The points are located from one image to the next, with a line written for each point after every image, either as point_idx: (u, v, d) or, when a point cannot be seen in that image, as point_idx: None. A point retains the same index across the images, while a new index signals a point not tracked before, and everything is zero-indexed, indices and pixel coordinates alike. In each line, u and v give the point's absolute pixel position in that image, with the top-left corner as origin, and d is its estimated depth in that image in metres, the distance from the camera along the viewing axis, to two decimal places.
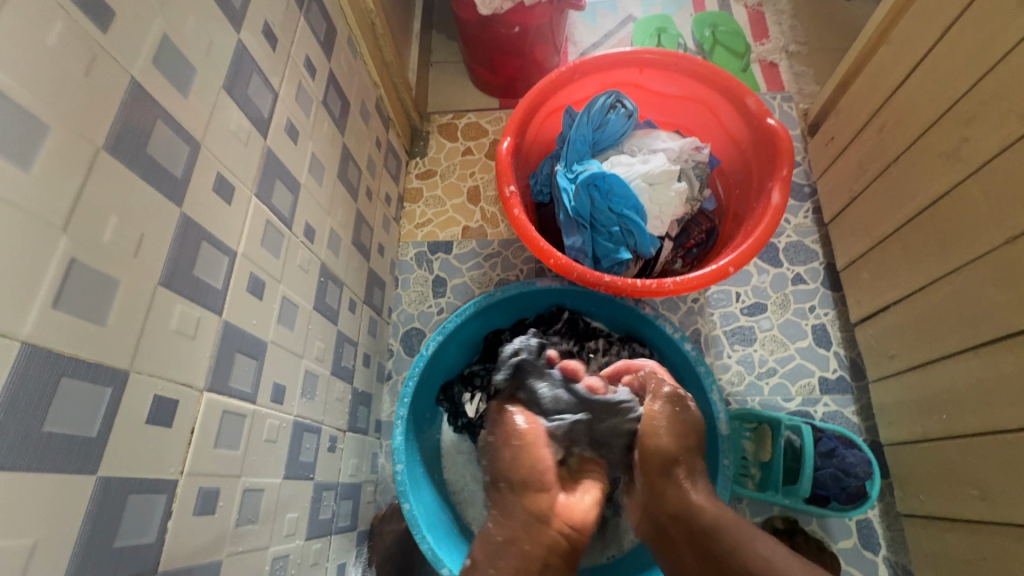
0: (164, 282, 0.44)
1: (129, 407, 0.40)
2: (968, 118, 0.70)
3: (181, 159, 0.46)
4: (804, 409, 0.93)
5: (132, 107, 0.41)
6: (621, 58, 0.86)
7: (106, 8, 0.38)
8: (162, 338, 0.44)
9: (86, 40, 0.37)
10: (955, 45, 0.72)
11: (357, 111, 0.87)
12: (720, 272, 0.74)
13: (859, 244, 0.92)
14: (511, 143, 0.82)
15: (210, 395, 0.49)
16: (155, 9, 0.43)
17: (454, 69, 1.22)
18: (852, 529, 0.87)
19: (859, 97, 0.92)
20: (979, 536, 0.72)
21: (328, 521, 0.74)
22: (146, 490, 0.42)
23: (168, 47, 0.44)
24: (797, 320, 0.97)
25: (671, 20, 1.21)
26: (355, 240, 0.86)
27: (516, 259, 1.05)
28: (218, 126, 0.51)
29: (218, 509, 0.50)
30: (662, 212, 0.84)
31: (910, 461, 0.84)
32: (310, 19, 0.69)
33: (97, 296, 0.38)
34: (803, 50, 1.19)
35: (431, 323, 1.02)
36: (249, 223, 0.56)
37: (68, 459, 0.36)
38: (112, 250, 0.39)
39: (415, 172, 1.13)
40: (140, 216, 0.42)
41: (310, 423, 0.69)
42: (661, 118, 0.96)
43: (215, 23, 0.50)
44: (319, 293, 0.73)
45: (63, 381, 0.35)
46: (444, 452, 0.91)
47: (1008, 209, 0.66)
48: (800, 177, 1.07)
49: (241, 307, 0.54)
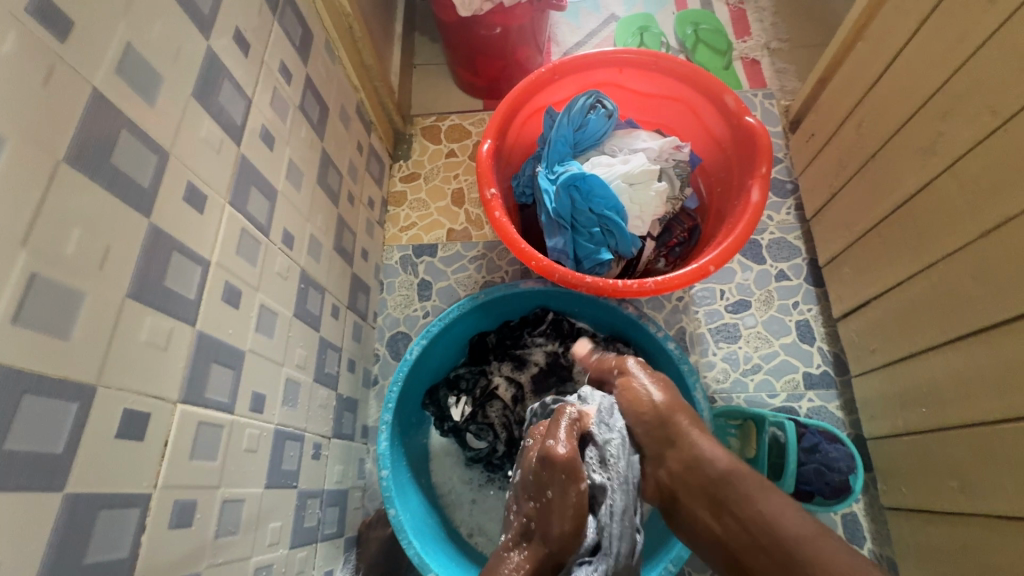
0: (133, 295, 0.44)
1: (98, 422, 0.40)
2: (943, 113, 0.71)
3: (149, 169, 0.45)
4: (789, 404, 0.93)
5: (94, 117, 0.40)
6: (600, 59, 0.86)
7: (64, 17, 0.38)
8: (132, 350, 0.43)
9: (43, 51, 0.36)
10: (929, 41, 0.72)
11: (337, 115, 0.86)
12: (702, 271, 0.74)
13: (840, 239, 0.93)
14: (491, 145, 0.81)
15: (184, 406, 0.49)
16: (117, 18, 0.42)
17: (437, 72, 1.22)
18: (838, 523, 0.88)
19: (838, 94, 0.93)
20: (959, 528, 0.73)
21: (314, 529, 0.73)
22: (117, 505, 0.42)
23: (133, 55, 0.44)
24: (781, 316, 0.98)
25: (652, 19, 1.22)
26: (337, 245, 0.85)
27: (501, 260, 1.05)
28: (188, 134, 0.50)
29: (196, 521, 0.50)
30: (643, 212, 0.84)
31: (893, 455, 0.84)
32: (285, 23, 0.69)
33: (60, 310, 0.37)
34: (784, 46, 1.20)
35: (416, 327, 1.02)
36: (222, 232, 0.55)
37: (33, 477, 0.35)
38: (76, 264, 0.39)
39: (399, 175, 1.13)
40: (105, 228, 0.41)
41: (293, 431, 0.68)
42: (642, 118, 0.96)
43: (183, 30, 0.50)
44: (300, 300, 0.72)
45: (26, 398, 0.35)
46: (432, 455, 0.92)
47: (983, 204, 0.66)
48: (782, 173, 1.08)
49: (216, 316, 0.54)
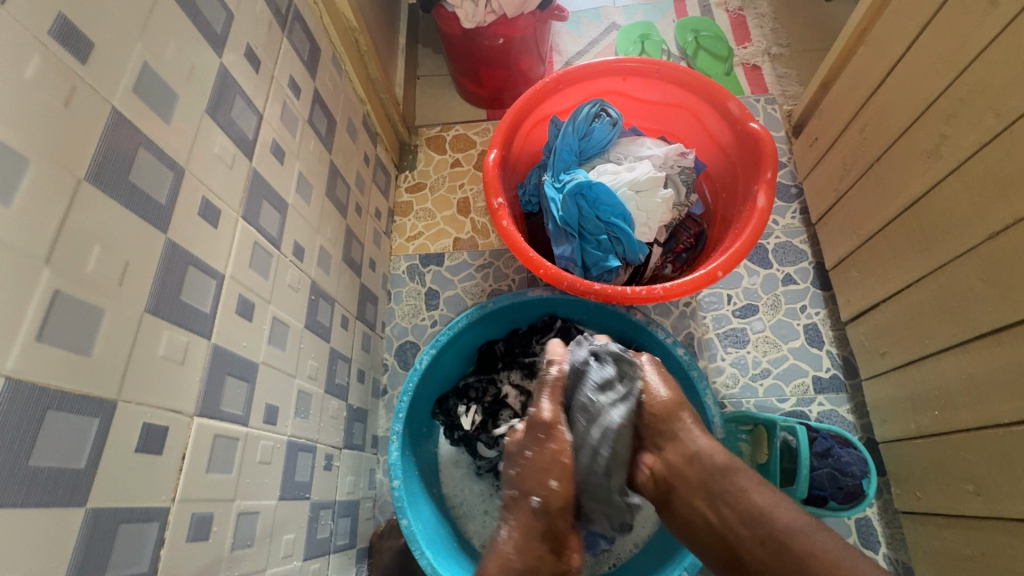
0: (151, 309, 0.44)
1: (118, 436, 0.40)
2: (947, 116, 0.71)
3: (165, 186, 0.46)
4: (799, 409, 0.93)
5: (113, 135, 0.41)
6: (603, 67, 0.87)
7: (84, 39, 0.39)
8: (150, 364, 0.44)
9: (66, 73, 0.37)
10: (929, 45, 0.73)
11: (344, 128, 0.87)
12: (709, 276, 0.74)
13: (847, 242, 0.93)
14: (497, 155, 0.82)
15: (201, 419, 0.49)
16: (135, 37, 0.43)
17: (441, 82, 1.23)
18: (851, 528, 0.87)
19: (840, 98, 0.94)
20: (976, 531, 0.72)
21: (326, 540, 0.73)
22: (137, 519, 0.42)
23: (149, 75, 0.45)
24: (789, 320, 0.98)
25: (654, 27, 1.23)
26: (345, 256, 0.86)
27: (508, 268, 1.05)
28: (202, 150, 0.51)
29: (212, 534, 0.50)
30: (650, 219, 0.85)
31: (907, 459, 0.83)
32: (293, 39, 0.70)
33: (82, 328, 0.38)
34: (785, 52, 1.21)
35: (424, 336, 1.02)
36: (236, 245, 0.56)
37: (56, 492, 0.36)
38: (96, 281, 0.39)
39: (404, 186, 1.14)
40: (123, 245, 0.42)
41: (305, 442, 0.68)
42: (646, 125, 0.97)
43: (197, 48, 0.51)
44: (311, 311, 0.72)
45: (49, 414, 0.35)
46: (442, 466, 0.92)
47: (990, 207, 0.66)
48: (786, 178, 1.08)
49: (231, 329, 0.54)
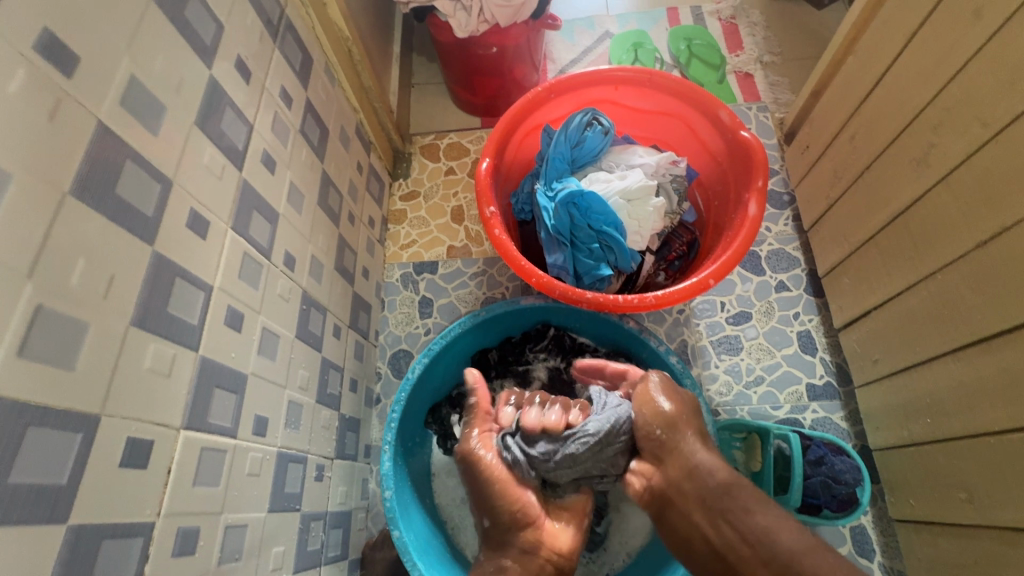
0: (137, 322, 0.44)
1: (101, 453, 0.40)
2: (935, 125, 0.72)
3: (152, 198, 0.46)
4: (792, 416, 0.93)
5: (100, 149, 0.41)
6: (596, 77, 0.87)
7: (69, 53, 0.39)
8: (136, 378, 0.44)
9: (50, 87, 0.37)
10: (917, 57, 0.74)
11: (336, 137, 0.87)
12: (701, 285, 0.74)
13: (838, 250, 0.93)
14: (490, 164, 0.82)
15: (187, 433, 0.49)
16: (122, 50, 0.43)
17: (435, 90, 1.24)
18: (846, 536, 0.87)
19: (831, 106, 0.94)
20: (969, 540, 0.72)
21: (317, 552, 0.73)
22: (121, 535, 0.42)
23: (137, 88, 0.45)
24: (782, 327, 0.98)
25: (646, 35, 1.24)
26: (338, 265, 0.86)
27: (501, 276, 1.05)
28: (191, 162, 0.51)
29: (199, 549, 0.50)
30: (641, 227, 0.85)
31: (900, 467, 0.84)
32: (285, 49, 0.70)
33: (64, 342, 0.38)
34: (776, 60, 1.21)
35: (418, 344, 1.02)
36: (225, 258, 0.56)
37: (36, 510, 0.35)
38: (80, 294, 0.39)
39: (398, 194, 1.14)
40: (109, 260, 0.42)
41: (295, 454, 0.68)
42: (638, 133, 0.97)
43: (185, 60, 0.51)
44: (302, 320, 0.72)
45: (30, 430, 0.35)
46: (435, 474, 0.92)
47: (978, 215, 0.67)
48: (779, 185, 1.09)
49: (219, 341, 0.54)
